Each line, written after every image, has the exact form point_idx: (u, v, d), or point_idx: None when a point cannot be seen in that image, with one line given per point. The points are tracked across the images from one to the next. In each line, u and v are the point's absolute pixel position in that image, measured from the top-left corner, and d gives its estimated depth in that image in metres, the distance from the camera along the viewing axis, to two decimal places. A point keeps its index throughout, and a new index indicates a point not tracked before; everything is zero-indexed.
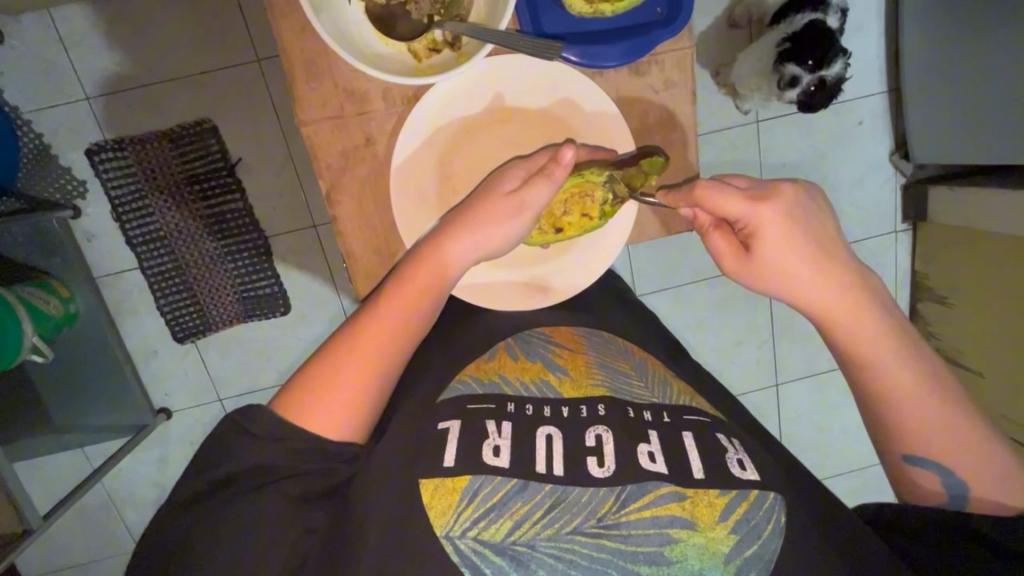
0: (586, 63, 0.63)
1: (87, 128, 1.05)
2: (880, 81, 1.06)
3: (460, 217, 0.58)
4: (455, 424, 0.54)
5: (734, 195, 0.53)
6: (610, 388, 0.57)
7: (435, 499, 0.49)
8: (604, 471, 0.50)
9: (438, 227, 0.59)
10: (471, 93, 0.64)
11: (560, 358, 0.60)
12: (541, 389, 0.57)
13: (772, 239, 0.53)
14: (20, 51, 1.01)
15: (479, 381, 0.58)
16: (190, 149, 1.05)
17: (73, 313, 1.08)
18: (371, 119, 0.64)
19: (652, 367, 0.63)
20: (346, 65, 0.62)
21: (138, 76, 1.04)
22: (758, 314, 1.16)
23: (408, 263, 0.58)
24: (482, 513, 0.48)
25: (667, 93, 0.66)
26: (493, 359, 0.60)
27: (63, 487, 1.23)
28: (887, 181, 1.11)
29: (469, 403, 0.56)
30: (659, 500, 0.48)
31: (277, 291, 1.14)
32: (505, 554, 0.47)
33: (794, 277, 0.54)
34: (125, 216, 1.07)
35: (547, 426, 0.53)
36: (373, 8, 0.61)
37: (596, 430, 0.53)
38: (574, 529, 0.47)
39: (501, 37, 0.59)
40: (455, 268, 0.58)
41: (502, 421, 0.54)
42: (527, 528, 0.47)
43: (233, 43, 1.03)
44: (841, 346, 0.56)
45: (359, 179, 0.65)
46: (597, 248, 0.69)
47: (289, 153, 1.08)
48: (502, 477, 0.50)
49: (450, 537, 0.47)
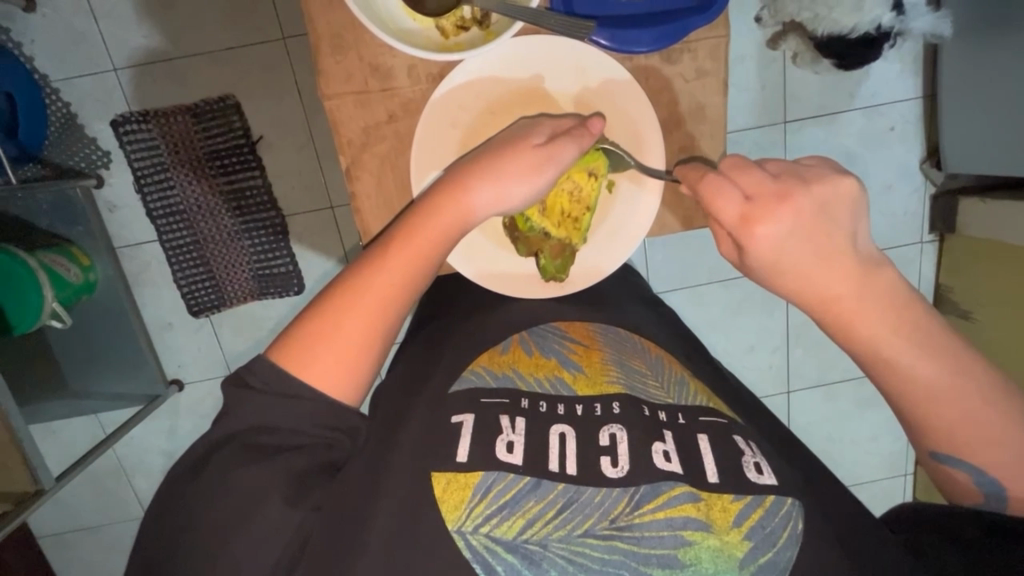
0: (617, 47, 0.61)
1: (114, 99, 1.06)
2: (915, 86, 1.03)
3: (478, 164, 0.57)
4: (469, 418, 0.53)
5: (734, 199, 0.49)
6: (625, 385, 0.56)
7: (447, 492, 0.48)
8: (618, 471, 0.49)
9: (453, 175, 0.57)
10: (500, 76, 0.63)
11: (575, 355, 0.59)
12: (555, 387, 0.56)
13: (764, 247, 0.49)
14: (51, 20, 1.02)
15: (492, 373, 0.57)
16: (212, 124, 1.06)
17: (92, 282, 1.11)
18: (394, 97, 0.63)
19: (668, 366, 0.61)
20: (373, 41, 0.61)
21: (164, 49, 1.04)
22: (773, 319, 1.14)
23: (420, 214, 0.55)
24: (494, 510, 0.48)
25: (696, 83, 0.65)
26: (506, 352, 0.59)
27: (77, 450, 1.26)
28: (916, 189, 1.08)
29: (482, 396, 0.55)
30: (673, 502, 0.48)
31: (290, 269, 1.14)
32: (517, 551, 0.46)
33: (810, 280, 0.49)
34: (145, 187, 1.08)
35: (559, 425, 0.53)
36: None
37: (610, 430, 0.52)
38: (587, 530, 0.47)
39: (533, 15, 0.58)
40: (477, 216, 0.57)
41: (516, 416, 0.53)
42: (539, 527, 0.47)
43: (257, 19, 1.03)
44: (864, 351, 0.51)
45: (379, 158, 0.65)
46: (609, 247, 0.68)
47: (310, 130, 1.08)
48: (514, 475, 0.49)
49: (463, 531, 0.47)
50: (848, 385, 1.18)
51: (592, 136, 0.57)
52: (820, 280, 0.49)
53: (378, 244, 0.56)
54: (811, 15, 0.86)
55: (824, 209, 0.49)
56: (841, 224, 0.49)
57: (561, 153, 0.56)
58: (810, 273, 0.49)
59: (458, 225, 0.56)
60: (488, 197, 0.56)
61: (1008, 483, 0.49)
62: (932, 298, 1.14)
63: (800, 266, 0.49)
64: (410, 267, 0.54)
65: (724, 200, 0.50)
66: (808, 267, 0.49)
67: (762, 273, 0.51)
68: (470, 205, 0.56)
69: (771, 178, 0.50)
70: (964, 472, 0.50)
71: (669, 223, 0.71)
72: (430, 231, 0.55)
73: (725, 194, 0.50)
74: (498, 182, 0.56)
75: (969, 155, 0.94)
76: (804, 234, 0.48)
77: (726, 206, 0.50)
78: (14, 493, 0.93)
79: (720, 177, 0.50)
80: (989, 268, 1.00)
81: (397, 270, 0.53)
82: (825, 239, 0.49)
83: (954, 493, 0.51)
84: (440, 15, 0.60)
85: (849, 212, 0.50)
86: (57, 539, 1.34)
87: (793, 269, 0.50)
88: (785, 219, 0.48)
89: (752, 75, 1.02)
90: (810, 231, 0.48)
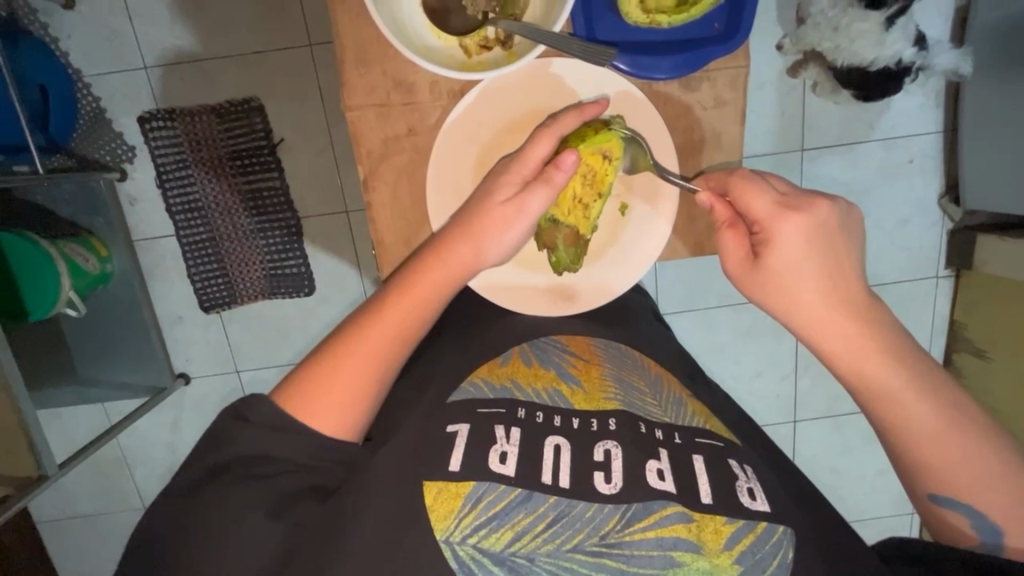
0: (637, 72, 0.62)
1: (142, 97, 1.09)
2: (935, 120, 1.02)
3: (462, 220, 0.59)
4: (464, 428, 0.53)
5: (767, 196, 0.52)
6: (622, 402, 0.56)
7: (437, 501, 0.48)
8: (610, 488, 0.49)
9: (445, 231, 0.60)
10: (521, 94, 0.64)
11: (574, 369, 0.59)
12: (553, 398, 0.56)
13: (786, 251, 0.51)
14: (87, 18, 1.05)
15: (490, 385, 0.57)
16: (235, 125, 1.08)
17: (108, 273, 1.13)
18: (415, 111, 0.64)
19: (667, 385, 0.61)
20: (396, 55, 0.62)
21: (193, 50, 1.07)
22: (782, 347, 1.13)
23: (412, 267, 0.58)
24: (483, 520, 0.47)
25: (715, 111, 0.65)
26: (505, 364, 0.59)
27: (82, 438, 1.27)
28: (933, 223, 1.07)
29: (479, 406, 0.55)
30: (664, 522, 0.47)
31: (303, 270, 1.16)
32: (504, 564, 0.46)
33: (809, 307, 0.51)
34: (167, 183, 1.11)
35: (555, 436, 0.52)
36: (429, 3, 0.62)
37: (605, 446, 0.52)
38: (575, 546, 0.47)
39: (555, 39, 0.59)
40: (462, 271, 0.58)
41: (512, 426, 0.53)
42: (527, 541, 0.47)
43: (286, 26, 1.05)
44: (851, 380, 0.52)
45: (395, 169, 0.65)
46: (624, 261, 0.68)
47: (330, 136, 1.10)
48: (506, 486, 0.49)
49: (449, 541, 0.47)
50: (855, 418, 1.17)
51: (562, 175, 0.56)
52: (819, 306, 0.51)
53: (373, 298, 0.58)
54: (832, 46, 0.86)
55: (840, 222, 0.52)
56: (852, 242, 0.52)
57: (532, 206, 0.57)
58: (808, 289, 0.51)
59: (449, 278, 0.58)
60: (470, 252, 0.58)
61: (1011, 528, 0.48)
62: (946, 334, 1.12)
63: (810, 280, 0.51)
64: (399, 318, 0.56)
65: (755, 194, 0.53)
66: (818, 285, 0.51)
67: (769, 290, 0.53)
68: (453, 263, 0.58)
69: (798, 187, 0.54)
70: (965, 516, 0.49)
71: (679, 247, 0.71)
72: (424, 280, 0.57)
73: (756, 191, 0.53)
74: (481, 237, 0.58)
75: (989, 193, 0.93)
76: (825, 236, 0.51)
77: (757, 201, 0.52)
78: (18, 478, 0.94)
79: (752, 176, 0.53)
80: (1005, 306, 0.99)
81: (387, 322, 0.55)
82: (839, 250, 0.51)
83: (957, 537, 0.50)
84: (465, 35, 0.62)
85: (855, 233, 0.53)
86: (55, 525, 1.35)
87: (800, 286, 0.51)
88: (811, 218, 0.51)
89: (771, 102, 1.02)
90: (821, 237, 0.51)
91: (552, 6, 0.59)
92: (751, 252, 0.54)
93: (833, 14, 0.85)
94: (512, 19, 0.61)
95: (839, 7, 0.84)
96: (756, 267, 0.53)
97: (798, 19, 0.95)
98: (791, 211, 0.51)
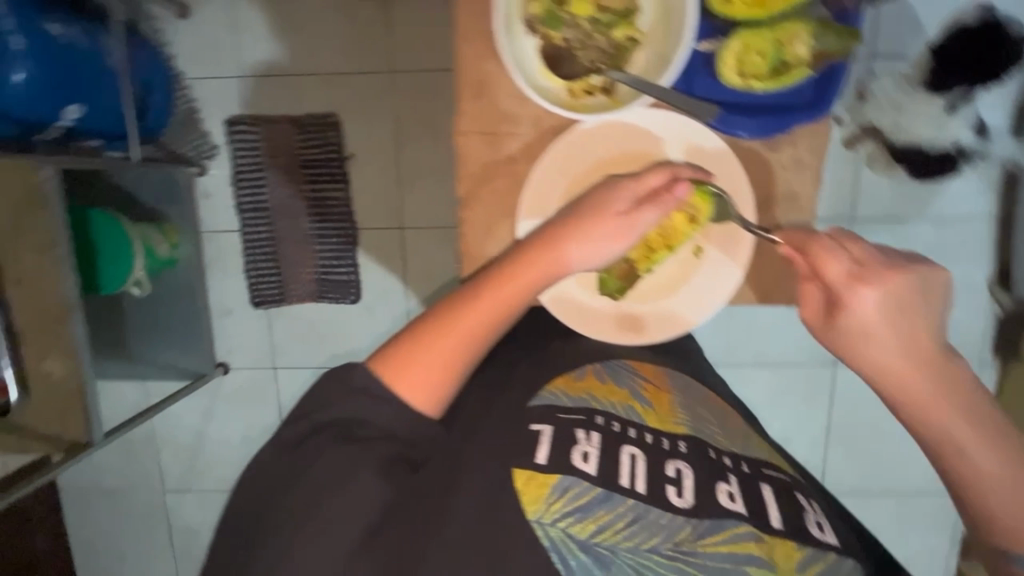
0: (723, 129, 0.65)
1: (232, 103, 1.18)
2: (990, 207, 1.03)
3: (572, 215, 0.57)
4: (547, 429, 0.55)
5: (841, 264, 0.53)
6: (691, 428, 0.58)
7: (527, 486, 0.51)
8: (684, 502, 0.51)
9: (555, 223, 0.57)
10: (613, 135, 0.67)
11: (647, 390, 0.61)
12: (628, 412, 0.58)
13: (862, 314, 0.51)
14: (197, 28, 1.16)
15: (568, 395, 0.58)
16: (312, 136, 1.16)
17: (176, 258, 1.21)
18: (520, 141, 0.67)
19: (731, 418, 0.63)
20: (495, 89, 0.65)
21: (286, 66, 1.16)
22: (811, 412, 1.14)
23: (515, 255, 0.56)
24: (569, 510, 0.50)
25: (794, 172, 0.67)
26: (582, 378, 0.61)
27: (122, 413, 1.33)
28: (982, 308, 1.06)
29: (560, 412, 0.56)
30: (736, 537, 0.49)
31: (351, 278, 1.21)
32: (589, 551, 0.49)
33: (888, 360, 0.50)
34: (240, 182, 1.19)
35: (631, 447, 0.54)
36: (547, 47, 0.65)
37: (676, 464, 0.54)
38: (653, 547, 0.49)
39: (662, 93, 0.63)
40: (563, 268, 0.56)
41: (591, 431, 0.55)
42: (610, 534, 0.49)
43: (374, 54, 1.13)
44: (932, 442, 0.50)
45: (496, 193, 0.68)
46: (694, 296, 0.68)
47: (398, 156, 1.17)
48: (589, 483, 0.51)
49: (541, 522, 0.50)
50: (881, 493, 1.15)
51: (675, 200, 0.57)
52: (900, 361, 0.50)
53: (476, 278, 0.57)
54: (892, 125, 0.89)
55: (919, 289, 0.52)
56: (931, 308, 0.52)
57: (639, 222, 0.57)
58: (889, 349, 0.50)
59: (545, 278, 0.56)
60: (574, 249, 0.56)
61: None
62: None
63: (887, 341, 0.50)
64: (498, 303, 0.55)
65: (830, 262, 0.53)
66: (899, 342, 0.50)
67: (849, 341, 0.52)
68: (555, 259, 0.56)
69: (878, 253, 0.53)
70: None
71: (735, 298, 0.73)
72: (526, 271, 0.55)
73: (834, 256, 0.53)
74: (587, 238, 0.56)
75: None
76: (901, 304, 0.51)
77: (831, 269, 0.53)
78: (67, 441, 1.00)
79: (830, 242, 0.54)
80: None
81: (485, 305, 0.54)
82: (918, 315, 0.51)
83: None
84: (574, 79, 0.66)
85: (936, 298, 0.52)
86: (78, 496, 1.40)
87: (888, 341, 0.50)
88: (887, 289, 0.51)
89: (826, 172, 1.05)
90: (899, 309, 0.51)
91: (662, 65, 0.64)
92: (826, 308, 0.54)
93: (894, 95, 0.88)
94: (620, 70, 0.65)
95: (902, 88, 0.88)
96: (835, 322, 0.53)
97: (860, 96, 0.94)
98: (869, 276, 0.51)
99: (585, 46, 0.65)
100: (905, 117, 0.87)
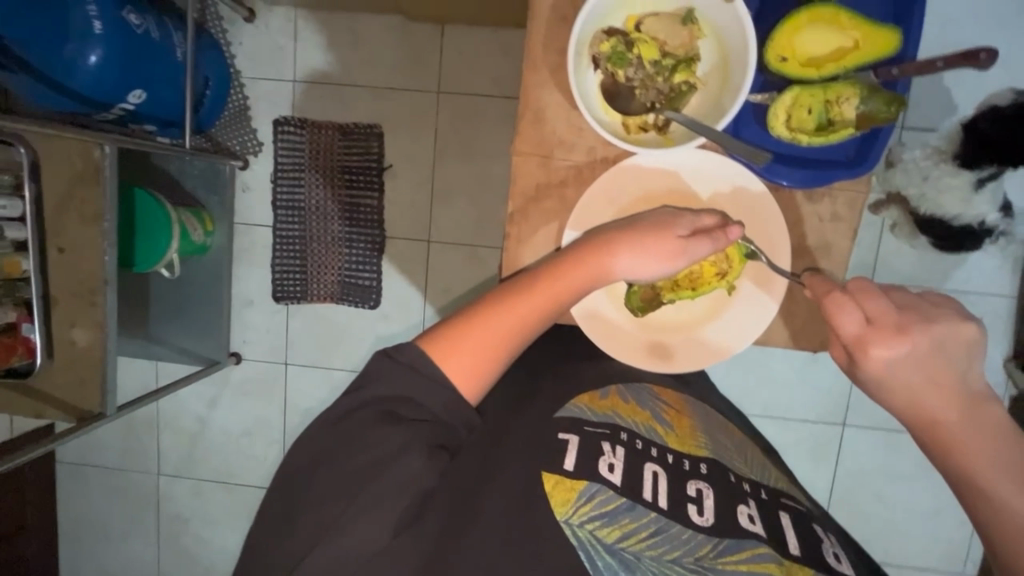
0: (765, 176, 0.66)
1: (283, 104, 1.23)
2: (1011, 284, 1.05)
3: (630, 228, 0.60)
4: (574, 438, 0.57)
5: (856, 316, 0.52)
6: (711, 451, 0.60)
7: (555, 489, 0.52)
8: (704, 520, 0.52)
9: (609, 233, 0.60)
10: (659, 169, 0.68)
11: (667, 413, 0.63)
12: (650, 432, 0.60)
13: (883, 365, 0.51)
14: (261, 32, 1.22)
15: (593, 409, 0.61)
16: (355, 144, 1.21)
17: (208, 245, 1.23)
18: (574, 169, 0.69)
19: (751, 451, 0.65)
20: (553, 114, 0.68)
21: (340, 76, 1.21)
22: (813, 469, 1.13)
23: (571, 256, 0.58)
24: (595, 514, 0.51)
25: (830, 225, 0.69)
26: (606, 397, 0.63)
27: (131, 391, 1.35)
28: (996, 384, 1.06)
29: (586, 424, 0.59)
30: (757, 558, 0.50)
31: (373, 285, 1.24)
32: (615, 555, 0.50)
33: (920, 407, 0.51)
34: (280, 180, 1.23)
35: (653, 464, 0.56)
36: (607, 81, 0.66)
37: (697, 484, 0.55)
38: (675, 559, 0.50)
39: (716, 136, 0.63)
40: (610, 275, 0.59)
41: (617, 445, 0.57)
42: (634, 541, 0.51)
43: (424, 74, 1.19)
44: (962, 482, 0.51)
45: (545, 213, 0.70)
46: (722, 335, 0.68)
47: (435, 171, 1.21)
48: (614, 492, 0.53)
49: (569, 523, 0.51)
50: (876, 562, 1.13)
51: (728, 240, 0.59)
52: (936, 409, 0.51)
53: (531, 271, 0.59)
54: (917, 193, 0.91)
55: (943, 345, 0.51)
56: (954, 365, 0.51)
57: (692, 251, 0.58)
58: (912, 393, 0.51)
59: (592, 282, 0.59)
60: (627, 258, 0.58)
61: None
62: None
63: (914, 391, 0.51)
64: (553, 296, 0.57)
65: (845, 314, 0.53)
66: (921, 397, 0.51)
67: (877, 387, 0.53)
68: (607, 265, 0.58)
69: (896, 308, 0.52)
70: None
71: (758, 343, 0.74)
72: (582, 268, 0.58)
73: (848, 308, 0.53)
74: (642, 249, 0.58)
75: None
76: (918, 363, 0.50)
77: (844, 322, 0.52)
78: (81, 409, 1.00)
79: (845, 293, 0.53)
80: None
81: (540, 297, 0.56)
82: (942, 368, 0.51)
83: None
84: (630, 114, 0.66)
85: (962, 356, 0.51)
86: (74, 469, 1.41)
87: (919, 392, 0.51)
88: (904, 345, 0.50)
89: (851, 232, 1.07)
90: (920, 363, 0.51)
91: (720, 109, 0.64)
92: (847, 353, 0.54)
93: (924, 165, 0.90)
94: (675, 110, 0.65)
95: (930, 160, 0.89)
96: (856, 369, 0.53)
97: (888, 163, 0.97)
98: (887, 330, 0.51)
99: (645, 86, 0.66)
100: (931, 189, 0.89)
